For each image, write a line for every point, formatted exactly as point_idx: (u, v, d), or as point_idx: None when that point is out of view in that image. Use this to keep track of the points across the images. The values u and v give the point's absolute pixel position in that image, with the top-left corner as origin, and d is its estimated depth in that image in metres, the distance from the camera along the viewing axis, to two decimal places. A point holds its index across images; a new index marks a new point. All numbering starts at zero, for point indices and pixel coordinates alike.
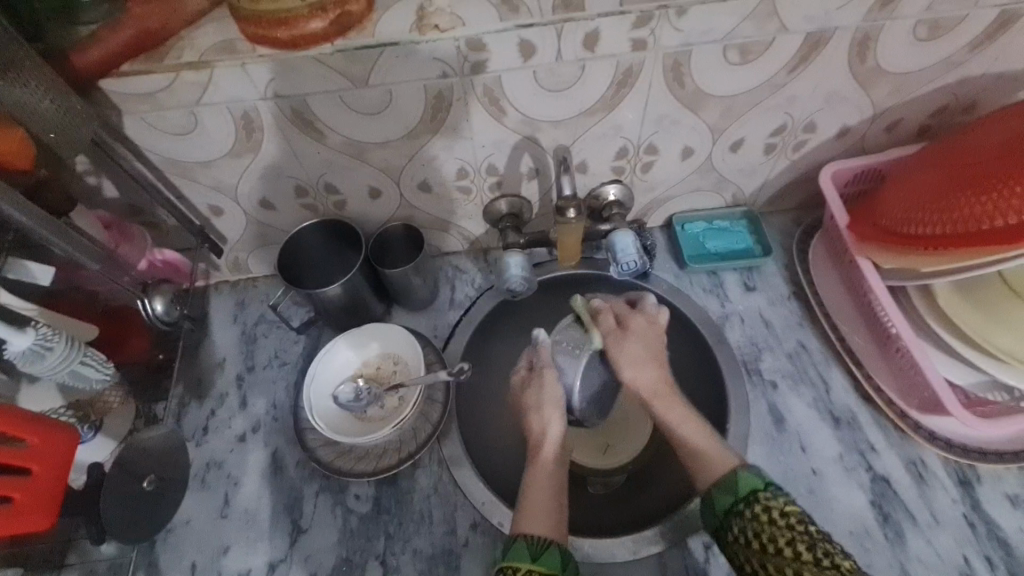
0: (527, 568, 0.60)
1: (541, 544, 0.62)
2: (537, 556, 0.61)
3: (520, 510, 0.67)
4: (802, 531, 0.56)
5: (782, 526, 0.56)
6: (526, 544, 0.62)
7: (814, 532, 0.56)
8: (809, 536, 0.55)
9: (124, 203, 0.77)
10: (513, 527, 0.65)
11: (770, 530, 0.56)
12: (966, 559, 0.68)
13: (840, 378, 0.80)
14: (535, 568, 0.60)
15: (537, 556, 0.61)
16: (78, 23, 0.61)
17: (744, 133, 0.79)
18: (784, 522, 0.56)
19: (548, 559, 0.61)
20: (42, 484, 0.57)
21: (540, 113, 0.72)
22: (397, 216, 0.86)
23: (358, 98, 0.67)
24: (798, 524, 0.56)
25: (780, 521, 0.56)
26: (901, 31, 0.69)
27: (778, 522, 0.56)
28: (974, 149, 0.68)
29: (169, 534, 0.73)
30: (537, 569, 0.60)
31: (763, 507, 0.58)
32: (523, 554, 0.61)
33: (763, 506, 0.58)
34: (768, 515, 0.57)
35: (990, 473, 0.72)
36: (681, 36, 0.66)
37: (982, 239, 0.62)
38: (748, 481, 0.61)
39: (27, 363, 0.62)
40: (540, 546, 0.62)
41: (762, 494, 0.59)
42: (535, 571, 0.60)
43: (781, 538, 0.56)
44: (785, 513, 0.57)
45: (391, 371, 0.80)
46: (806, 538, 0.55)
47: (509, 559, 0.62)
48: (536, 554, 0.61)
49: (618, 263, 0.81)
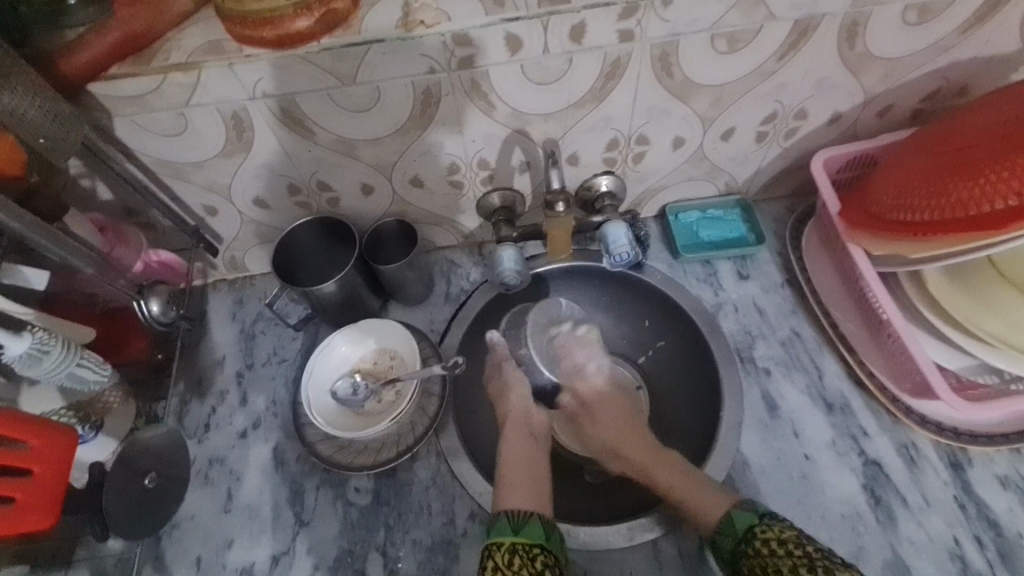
0: (511, 541, 0.63)
1: (523, 517, 0.65)
2: (519, 528, 0.64)
3: (501, 487, 0.70)
4: (801, 555, 0.58)
5: (782, 555, 0.59)
6: (508, 518, 0.65)
7: (812, 554, 0.58)
8: (809, 557, 0.58)
9: (119, 204, 0.78)
10: (496, 503, 0.68)
11: (773, 561, 0.59)
12: (956, 540, 0.69)
13: (833, 363, 0.80)
14: (520, 540, 0.63)
15: (520, 528, 0.64)
16: (65, 25, 0.61)
17: (736, 121, 0.79)
18: (783, 551, 0.59)
19: (532, 530, 0.64)
20: (44, 484, 0.58)
21: (529, 106, 0.73)
22: (391, 212, 0.86)
23: (346, 96, 0.68)
24: (796, 550, 0.58)
25: (779, 551, 0.59)
26: (891, 16, 0.68)
27: (778, 551, 0.59)
28: (964, 134, 0.68)
29: (174, 529, 0.75)
30: (520, 541, 0.63)
31: (762, 542, 0.61)
32: (506, 528, 0.64)
33: (762, 541, 0.61)
34: (768, 548, 0.60)
35: (980, 455, 0.73)
36: (668, 26, 0.66)
37: (969, 225, 0.62)
38: (742, 518, 0.64)
39: (23, 367, 0.63)
40: (522, 518, 0.65)
41: (759, 529, 0.62)
42: (518, 543, 0.62)
43: (785, 567, 0.58)
44: (783, 542, 0.60)
45: (387, 366, 0.81)
46: (805, 562, 0.57)
47: (494, 535, 0.64)
48: (518, 526, 0.64)
49: (610, 254, 0.83)
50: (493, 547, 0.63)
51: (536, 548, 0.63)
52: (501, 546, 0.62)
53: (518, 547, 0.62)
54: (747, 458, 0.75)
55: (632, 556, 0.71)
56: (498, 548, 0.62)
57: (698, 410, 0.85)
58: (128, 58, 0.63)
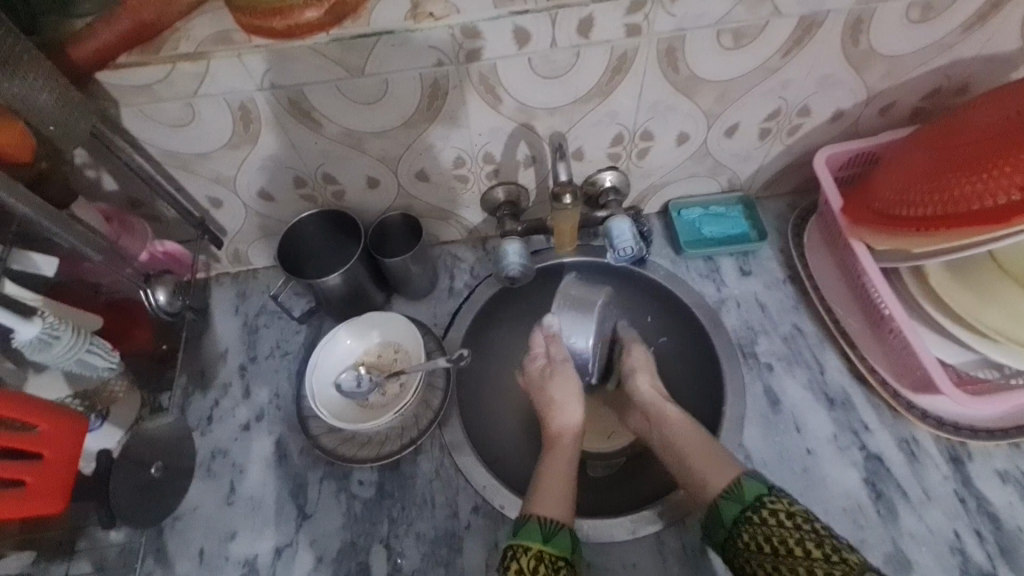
0: (539, 547, 0.63)
1: (553, 526, 0.64)
2: (548, 538, 0.63)
3: (533, 494, 0.69)
4: (810, 530, 0.59)
5: (791, 527, 0.59)
6: (539, 525, 0.64)
7: (821, 531, 0.58)
8: (817, 535, 0.58)
9: (124, 195, 0.78)
10: (525, 508, 0.67)
11: (781, 532, 0.59)
12: (957, 533, 0.69)
13: (834, 358, 0.81)
14: (547, 549, 0.63)
15: (550, 538, 0.63)
16: (73, 14, 0.62)
17: (739, 118, 0.80)
18: (792, 524, 0.59)
19: (560, 541, 0.64)
20: (53, 470, 0.58)
21: (536, 101, 0.73)
22: (396, 206, 0.87)
23: (353, 87, 0.68)
24: (805, 524, 0.59)
25: (790, 524, 0.59)
26: (894, 14, 0.69)
27: (786, 523, 0.59)
28: (968, 130, 0.68)
29: (177, 521, 0.75)
30: (548, 550, 0.62)
31: (770, 511, 0.61)
32: (536, 535, 0.63)
33: (769, 511, 0.61)
34: (776, 518, 0.60)
35: (980, 450, 0.74)
36: (674, 21, 0.66)
37: (973, 220, 0.62)
38: (752, 488, 0.64)
39: (32, 352, 0.63)
40: (553, 527, 0.64)
41: (768, 500, 0.62)
42: (545, 552, 0.62)
43: (792, 539, 0.58)
44: (791, 515, 0.60)
45: (392, 359, 0.81)
46: (814, 536, 0.58)
47: (520, 539, 0.64)
48: (548, 536, 0.64)
49: (614, 249, 0.83)
50: (519, 549, 0.63)
51: (561, 561, 0.62)
52: (528, 550, 0.62)
53: (545, 556, 0.62)
54: (750, 452, 0.76)
55: (635, 548, 0.72)
56: (523, 552, 0.62)
57: (701, 406, 0.86)
58: (136, 46, 0.62)
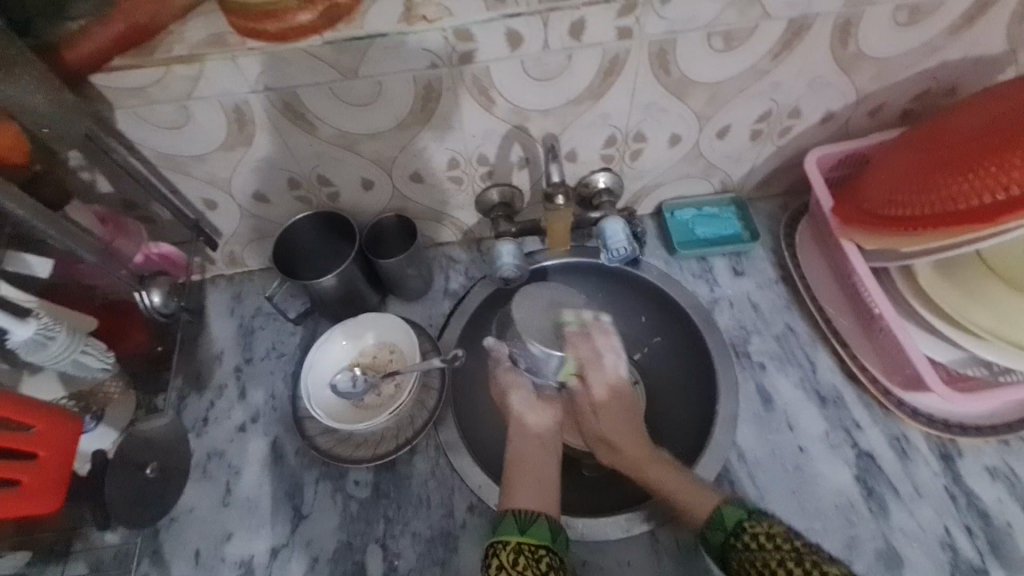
0: (517, 540, 0.63)
1: (530, 517, 0.65)
2: (526, 529, 0.64)
3: (508, 488, 0.69)
4: (790, 549, 0.58)
5: (771, 549, 0.59)
6: (515, 518, 0.65)
7: (801, 549, 0.58)
8: (798, 553, 0.58)
9: (120, 198, 0.79)
10: (501, 503, 0.68)
11: (763, 555, 0.59)
12: (947, 529, 0.70)
13: (826, 357, 0.82)
14: (525, 539, 0.63)
15: (526, 529, 0.64)
16: (67, 17, 0.60)
17: (730, 120, 0.81)
18: (772, 546, 0.59)
19: (538, 531, 0.64)
20: (47, 469, 0.58)
21: (528, 103, 0.74)
22: (390, 208, 0.87)
23: (347, 89, 0.68)
24: (785, 544, 0.58)
25: (769, 546, 0.59)
26: (883, 16, 0.70)
27: (767, 546, 0.59)
28: (954, 130, 0.69)
29: (172, 522, 0.75)
30: (526, 541, 0.63)
31: (751, 535, 0.61)
32: (513, 528, 0.64)
33: (750, 536, 0.61)
34: (757, 542, 0.60)
35: (970, 447, 0.74)
36: (665, 23, 0.67)
37: (960, 219, 0.63)
38: (732, 513, 0.63)
39: (28, 352, 0.63)
40: (529, 518, 0.65)
41: (748, 523, 0.62)
42: (525, 543, 0.63)
43: (773, 561, 0.58)
44: (772, 537, 0.60)
45: (387, 360, 0.81)
46: (794, 555, 0.58)
47: (499, 534, 0.64)
48: (525, 527, 0.64)
49: (608, 249, 0.84)
50: (498, 545, 0.63)
51: (542, 548, 0.63)
52: (507, 545, 0.63)
53: (524, 547, 0.62)
54: (743, 451, 0.76)
55: (629, 546, 0.72)
56: (503, 547, 0.63)
57: (694, 404, 0.87)
58: (130, 49, 0.63)
